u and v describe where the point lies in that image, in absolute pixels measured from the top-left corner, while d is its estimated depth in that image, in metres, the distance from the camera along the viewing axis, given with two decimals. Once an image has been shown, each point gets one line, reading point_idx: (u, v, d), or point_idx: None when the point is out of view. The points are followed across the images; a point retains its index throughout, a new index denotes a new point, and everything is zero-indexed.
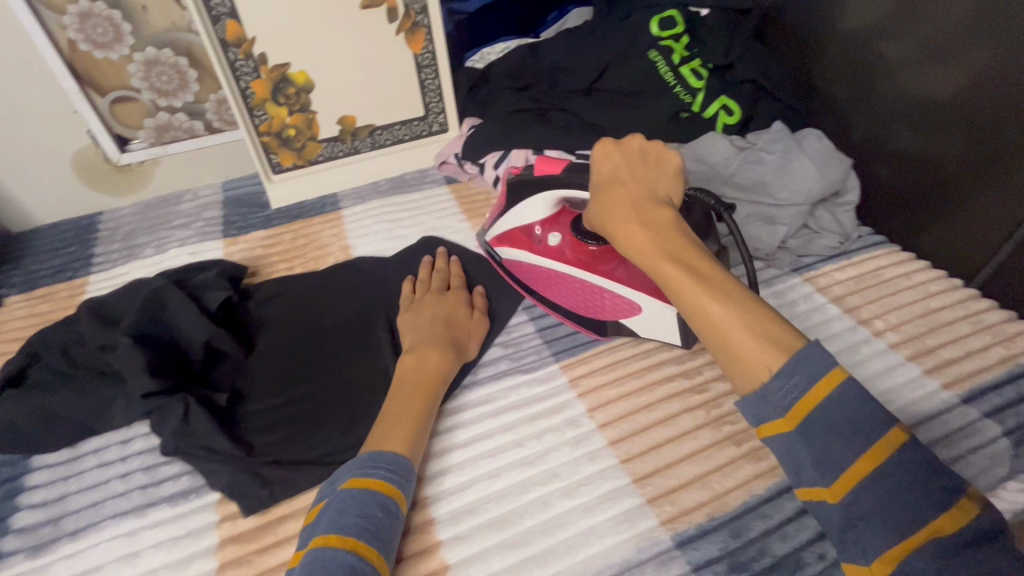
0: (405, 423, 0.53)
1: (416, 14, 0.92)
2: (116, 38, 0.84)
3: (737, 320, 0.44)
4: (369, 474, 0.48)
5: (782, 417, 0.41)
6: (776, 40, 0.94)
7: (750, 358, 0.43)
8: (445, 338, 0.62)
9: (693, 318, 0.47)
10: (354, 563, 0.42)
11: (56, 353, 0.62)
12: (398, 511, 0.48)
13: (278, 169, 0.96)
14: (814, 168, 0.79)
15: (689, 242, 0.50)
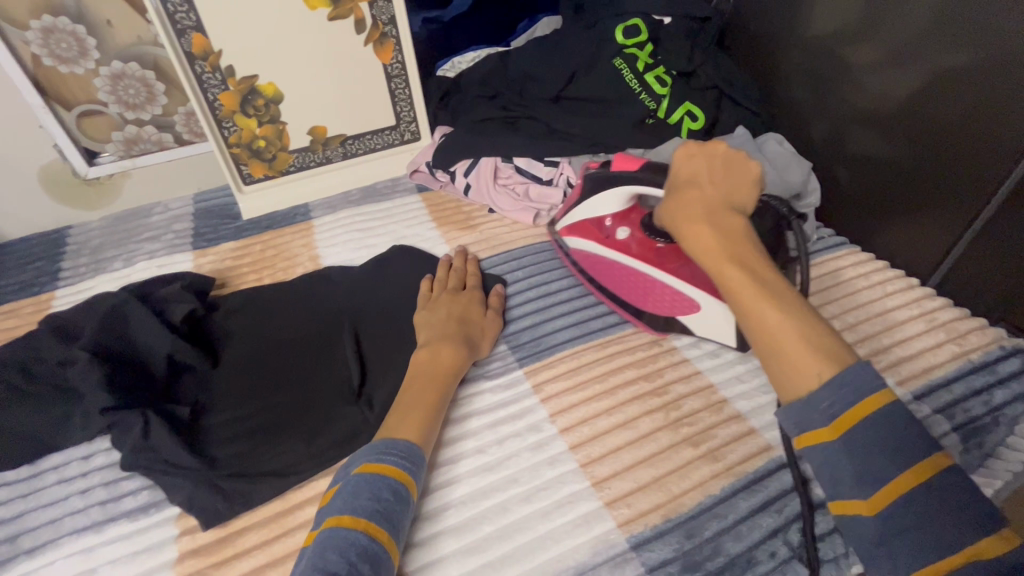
0: (417, 413, 0.55)
1: (384, 25, 0.93)
2: (81, 52, 0.84)
3: (787, 324, 0.46)
4: (382, 459, 0.50)
5: (825, 425, 0.41)
6: (738, 49, 0.97)
7: (801, 365, 0.44)
8: (462, 335, 0.64)
9: (746, 322, 0.49)
10: (365, 544, 0.44)
11: (17, 370, 0.62)
12: (411, 497, 0.49)
13: (249, 180, 0.96)
14: (775, 171, 0.80)
15: (754, 251, 0.52)
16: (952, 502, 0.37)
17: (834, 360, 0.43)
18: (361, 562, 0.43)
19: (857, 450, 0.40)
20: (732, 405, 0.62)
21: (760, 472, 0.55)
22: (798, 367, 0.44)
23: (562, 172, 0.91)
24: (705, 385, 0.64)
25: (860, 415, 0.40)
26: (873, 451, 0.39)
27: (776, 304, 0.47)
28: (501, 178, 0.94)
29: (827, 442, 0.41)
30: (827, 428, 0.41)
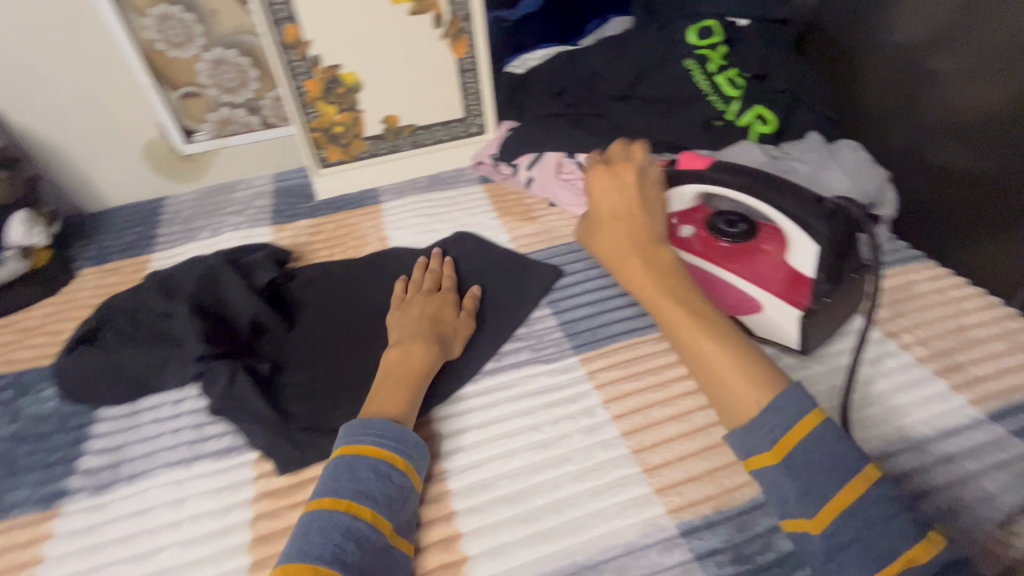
0: (386, 414, 0.55)
1: (460, 21, 0.97)
2: (188, 38, 0.92)
3: (718, 355, 0.53)
4: (362, 439, 0.51)
5: (767, 450, 0.47)
6: (817, 53, 0.95)
7: (738, 394, 0.51)
8: (432, 335, 0.63)
9: (682, 347, 0.56)
10: (348, 524, 0.46)
11: (124, 319, 0.69)
12: (395, 470, 0.50)
13: (325, 163, 1.02)
14: (849, 179, 0.79)
15: (682, 281, 0.61)
16: (885, 515, 0.43)
17: (766, 385, 0.50)
18: (347, 541, 0.45)
19: (797, 468, 0.45)
20: None
21: None
22: (734, 395, 0.51)
23: None
24: None
25: (799, 437, 0.46)
26: (812, 471, 0.45)
27: (711, 337, 0.54)
28: (563, 174, 0.95)
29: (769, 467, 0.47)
30: (766, 454, 0.47)
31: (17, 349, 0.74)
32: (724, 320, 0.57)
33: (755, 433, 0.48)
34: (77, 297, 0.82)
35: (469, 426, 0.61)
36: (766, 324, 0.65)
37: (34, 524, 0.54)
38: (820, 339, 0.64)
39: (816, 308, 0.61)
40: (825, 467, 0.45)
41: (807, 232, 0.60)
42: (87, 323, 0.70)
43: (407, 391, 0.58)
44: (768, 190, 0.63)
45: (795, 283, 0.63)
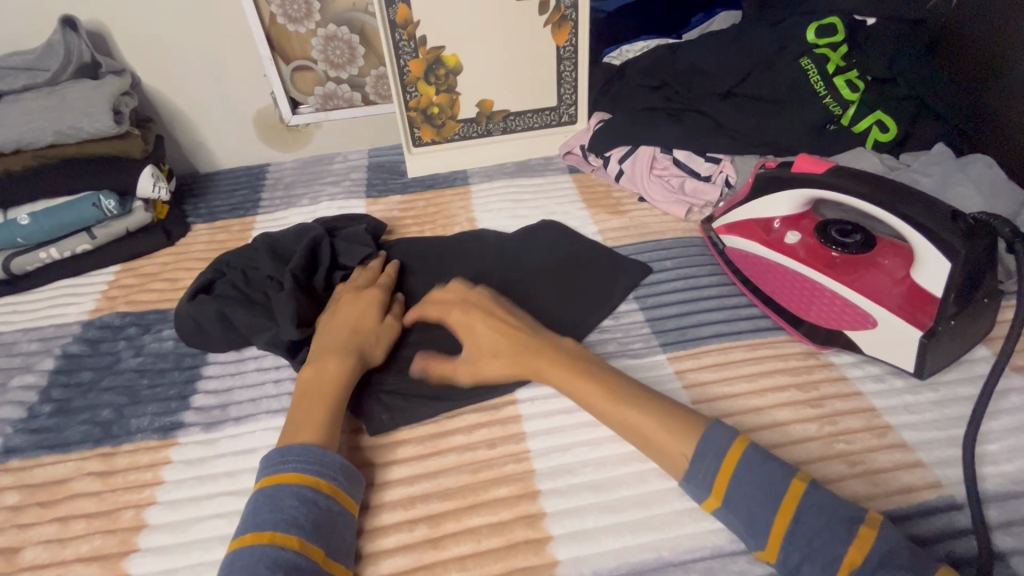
0: (306, 431, 0.53)
1: (566, 8, 0.97)
2: (307, 14, 0.96)
3: (640, 441, 0.52)
4: (280, 468, 0.50)
5: (708, 496, 0.48)
6: (948, 56, 0.88)
7: (669, 468, 0.50)
8: (342, 347, 0.60)
9: (628, 436, 0.52)
10: (274, 555, 0.44)
11: (236, 273, 0.73)
12: (319, 494, 0.49)
13: (418, 142, 1.04)
14: (979, 196, 0.74)
15: (576, 364, 0.57)
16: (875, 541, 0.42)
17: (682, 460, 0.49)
18: (273, 571, 0.43)
19: (740, 501, 0.46)
20: (897, 432, 0.57)
21: (922, 507, 0.52)
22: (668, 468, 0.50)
23: (722, 170, 0.90)
24: (866, 406, 0.60)
25: (727, 477, 0.47)
26: (754, 506, 0.45)
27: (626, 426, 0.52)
28: (656, 169, 0.93)
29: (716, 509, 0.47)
30: (710, 499, 0.48)
31: (138, 292, 0.80)
32: (608, 390, 0.54)
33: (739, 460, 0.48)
34: (190, 251, 0.89)
35: (551, 410, 0.60)
36: (878, 343, 0.61)
37: (154, 450, 0.59)
38: (939, 365, 0.60)
39: (940, 330, 0.57)
40: (758, 499, 0.45)
41: (945, 251, 0.56)
42: (203, 273, 0.74)
43: (324, 412, 0.54)
44: (894, 198, 0.58)
45: (918, 302, 0.59)
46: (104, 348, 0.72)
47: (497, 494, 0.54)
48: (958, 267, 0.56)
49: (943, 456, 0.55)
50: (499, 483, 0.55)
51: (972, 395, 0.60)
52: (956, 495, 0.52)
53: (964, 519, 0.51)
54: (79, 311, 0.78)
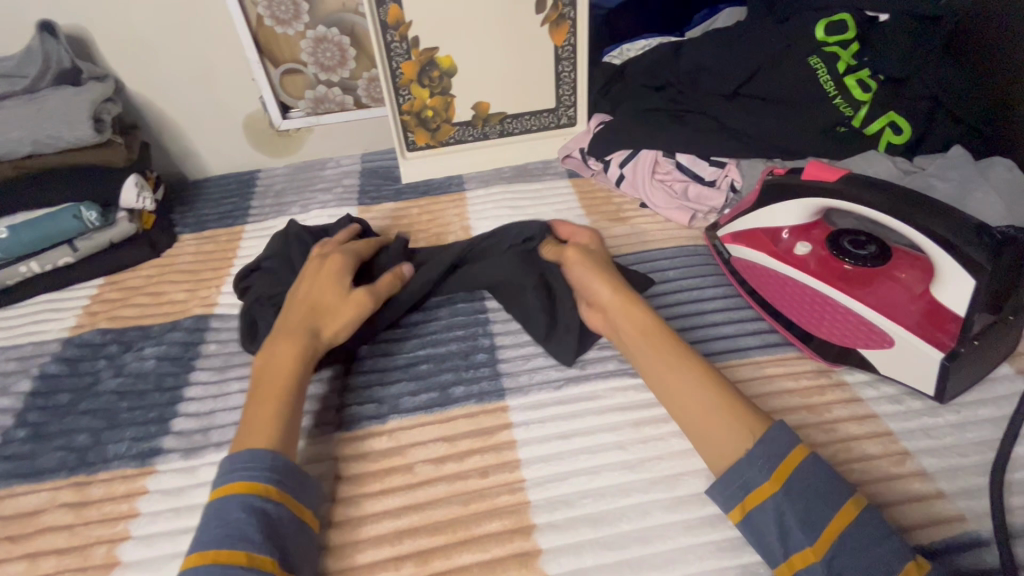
0: (257, 425, 0.51)
1: (564, 6, 0.93)
2: (295, 15, 0.93)
3: (709, 412, 0.51)
4: (228, 479, 0.47)
5: (767, 480, 0.46)
6: (963, 53, 0.84)
7: (728, 447, 0.49)
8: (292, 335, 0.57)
9: (693, 422, 0.52)
10: (220, 573, 0.41)
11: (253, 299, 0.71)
12: (269, 502, 0.46)
13: (413, 147, 1.00)
14: (1001, 202, 0.70)
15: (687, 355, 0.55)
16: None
17: (751, 435, 0.49)
18: None
19: (800, 497, 0.45)
20: (915, 459, 0.54)
21: (944, 544, 0.48)
22: (723, 448, 0.49)
23: (726, 174, 0.86)
24: (882, 431, 0.57)
25: (791, 467, 0.46)
26: (819, 500, 0.45)
27: (695, 400, 0.52)
28: (658, 173, 0.90)
29: (772, 496, 0.46)
30: (767, 485, 0.46)
31: (121, 307, 0.77)
32: (698, 359, 0.55)
33: (758, 462, 0.47)
34: (176, 262, 0.86)
35: (548, 435, 0.58)
36: (893, 363, 0.58)
37: (131, 478, 0.57)
38: (960, 388, 0.56)
39: (963, 351, 0.53)
40: (825, 493, 0.45)
41: (968, 267, 0.52)
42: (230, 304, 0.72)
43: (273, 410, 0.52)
44: (912, 209, 0.54)
45: (939, 321, 0.56)
46: (83, 367, 0.69)
47: (490, 529, 0.51)
48: (982, 284, 0.52)
49: (966, 485, 0.52)
50: (491, 517, 0.52)
51: (995, 417, 0.57)
52: (980, 529, 0.49)
53: (989, 556, 0.47)
54: (60, 328, 0.75)
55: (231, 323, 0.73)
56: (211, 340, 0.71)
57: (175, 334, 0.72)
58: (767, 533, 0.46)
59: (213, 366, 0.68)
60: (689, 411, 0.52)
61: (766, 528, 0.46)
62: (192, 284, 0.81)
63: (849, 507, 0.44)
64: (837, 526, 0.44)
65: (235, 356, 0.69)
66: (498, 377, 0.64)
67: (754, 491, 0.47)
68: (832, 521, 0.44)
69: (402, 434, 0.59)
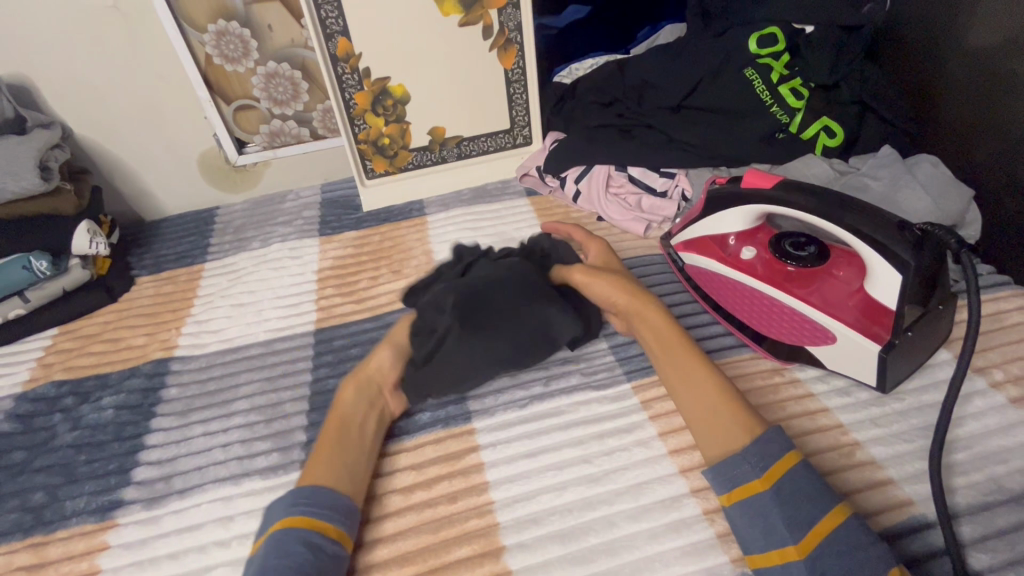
0: (326, 459, 0.53)
1: (510, 31, 0.96)
2: (244, 53, 0.93)
3: (713, 411, 0.54)
4: (292, 511, 0.48)
5: (758, 477, 0.48)
6: (887, 58, 0.90)
7: (729, 438, 0.52)
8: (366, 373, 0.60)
9: (699, 420, 0.55)
10: None
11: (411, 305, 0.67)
12: (327, 539, 0.48)
13: (372, 175, 1.01)
14: (928, 197, 0.74)
15: (697, 356, 0.58)
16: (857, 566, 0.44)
17: (749, 433, 0.51)
18: None
19: (788, 497, 0.47)
20: (865, 449, 0.57)
21: (895, 529, 0.51)
22: (724, 437, 0.52)
23: (677, 184, 0.90)
24: (834, 424, 0.59)
25: (784, 469, 0.48)
26: (806, 501, 0.46)
27: (708, 390, 0.55)
28: (613, 187, 0.93)
29: (761, 492, 0.48)
30: (757, 482, 0.48)
31: (77, 356, 0.76)
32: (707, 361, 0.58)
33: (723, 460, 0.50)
34: (134, 306, 0.84)
35: (515, 453, 0.58)
36: (838, 357, 0.61)
37: (91, 534, 0.56)
38: (900, 377, 0.59)
39: (898, 342, 0.56)
40: (814, 497, 0.47)
41: (895, 263, 0.56)
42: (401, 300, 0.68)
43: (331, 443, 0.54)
44: (843, 211, 0.58)
45: (875, 315, 0.58)
46: (38, 423, 0.67)
47: (459, 555, 0.51)
48: (908, 278, 0.55)
49: (913, 471, 0.54)
50: (460, 543, 0.52)
51: (937, 402, 0.60)
52: (927, 512, 0.51)
53: (936, 538, 0.50)
54: (12, 383, 0.73)
55: (191, 365, 0.73)
56: (172, 384, 0.70)
57: (134, 381, 0.71)
58: (753, 525, 0.47)
59: (175, 411, 0.67)
60: (696, 402, 0.55)
61: (753, 520, 0.47)
62: (151, 327, 0.79)
63: (837, 511, 0.46)
64: (825, 528, 0.45)
65: (196, 399, 0.68)
66: (464, 400, 0.64)
67: (745, 484, 0.49)
68: (820, 522, 0.45)
69: None
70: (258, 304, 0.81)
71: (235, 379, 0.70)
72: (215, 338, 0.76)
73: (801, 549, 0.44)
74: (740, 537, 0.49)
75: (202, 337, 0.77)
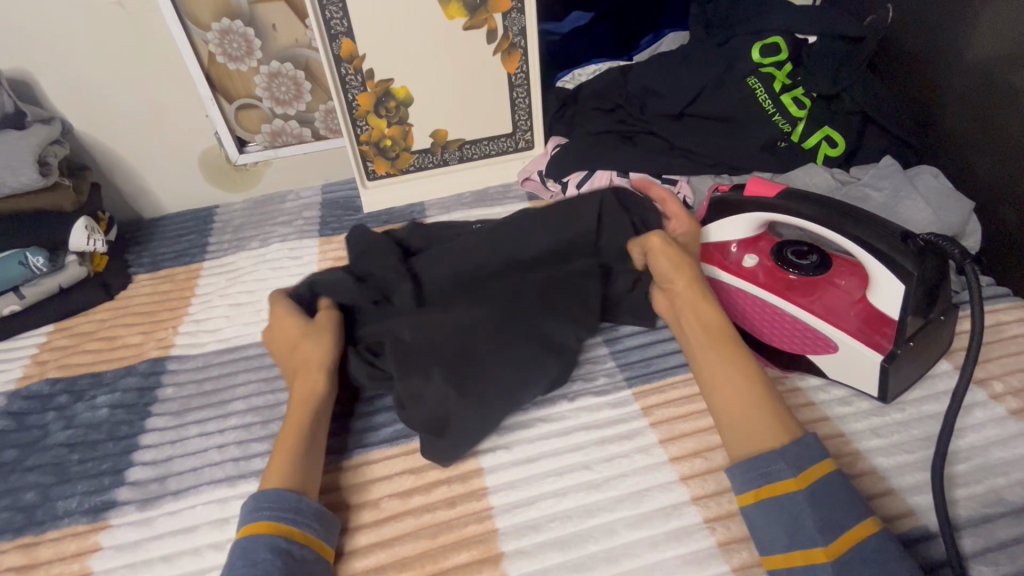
0: (286, 452, 0.53)
1: (514, 36, 0.96)
2: (247, 52, 0.93)
3: (755, 412, 0.53)
4: (256, 517, 0.48)
5: (795, 476, 0.48)
6: (889, 69, 0.91)
7: (767, 439, 0.51)
8: (306, 362, 0.59)
9: (739, 419, 0.53)
10: None
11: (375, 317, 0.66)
12: (293, 543, 0.47)
13: (373, 176, 1.01)
14: (928, 208, 0.74)
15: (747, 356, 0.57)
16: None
17: (779, 440, 0.51)
18: None
19: (818, 501, 0.47)
20: (866, 459, 0.56)
21: (896, 540, 0.50)
22: (759, 437, 0.51)
23: (679, 190, 0.89)
24: (835, 433, 0.59)
25: (822, 473, 0.48)
26: (838, 508, 0.46)
27: (755, 389, 0.54)
28: None
29: (795, 491, 0.47)
30: (792, 480, 0.48)
31: (71, 354, 0.75)
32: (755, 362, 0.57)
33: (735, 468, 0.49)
34: (130, 304, 0.83)
35: (515, 459, 0.58)
36: (840, 367, 0.61)
37: (84, 535, 0.55)
38: (901, 387, 0.59)
39: (900, 352, 0.56)
40: (847, 504, 0.47)
41: (898, 273, 0.56)
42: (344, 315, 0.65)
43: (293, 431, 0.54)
44: (846, 220, 0.58)
45: (876, 324, 0.58)
46: (31, 421, 0.66)
47: (459, 562, 0.51)
48: (911, 289, 0.55)
49: (914, 482, 0.54)
50: (458, 548, 0.51)
51: (937, 413, 0.60)
52: (928, 523, 0.51)
53: (937, 549, 0.50)
54: (5, 380, 0.72)
55: (188, 365, 0.72)
56: (168, 383, 0.70)
57: (130, 380, 0.70)
58: (777, 523, 0.47)
59: (171, 411, 0.66)
60: (739, 399, 0.54)
61: (781, 519, 0.47)
62: (147, 326, 0.79)
63: (867, 522, 0.46)
64: (854, 535, 0.45)
65: (193, 399, 0.67)
66: None
67: (776, 482, 0.48)
68: (849, 529, 0.45)
69: (369, 468, 0.58)
70: (256, 304, 0.80)
71: (233, 380, 0.69)
72: (213, 338, 0.76)
73: (829, 552, 0.44)
74: (759, 533, 0.49)
75: (199, 337, 0.76)
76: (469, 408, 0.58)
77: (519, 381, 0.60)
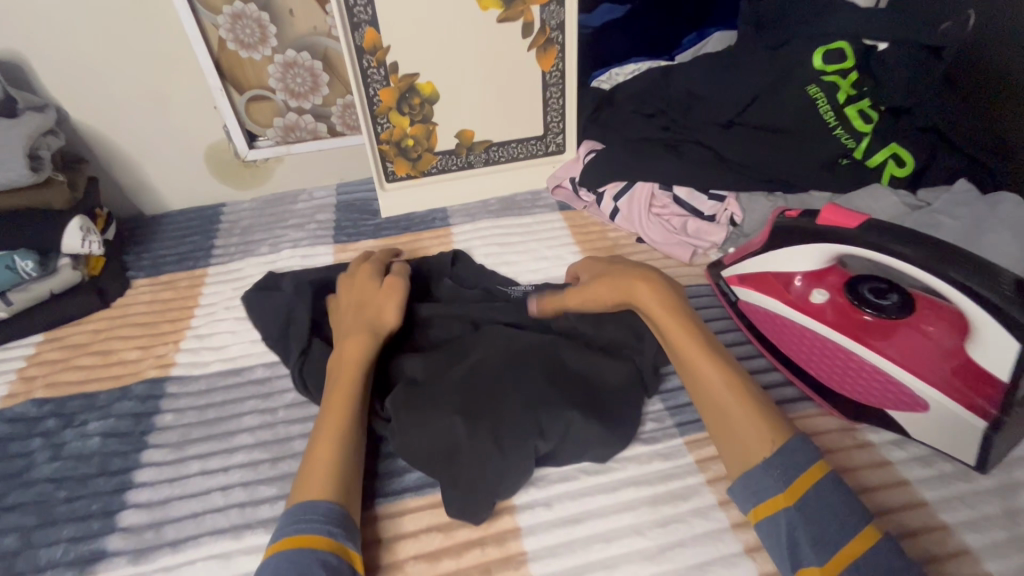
0: (327, 466, 0.47)
1: (552, 30, 0.88)
2: (261, 39, 0.85)
3: (735, 416, 0.49)
4: (305, 529, 0.43)
5: (780, 492, 0.44)
6: (961, 78, 0.83)
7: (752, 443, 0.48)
8: (355, 299, 0.61)
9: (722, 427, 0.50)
10: None
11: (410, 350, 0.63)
12: (344, 562, 0.42)
13: (392, 178, 0.93)
14: (1014, 243, 0.67)
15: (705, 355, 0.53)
16: None
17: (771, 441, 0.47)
18: None
19: (809, 517, 0.43)
20: (956, 534, 0.50)
21: None
22: (744, 444, 0.48)
23: (726, 208, 0.82)
24: (917, 500, 0.53)
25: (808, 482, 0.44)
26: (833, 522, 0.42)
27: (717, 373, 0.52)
28: (655, 208, 0.85)
29: (783, 509, 0.44)
30: (779, 497, 0.44)
31: (61, 370, 0.68)
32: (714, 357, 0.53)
33: None
34: (128, 313, 0.76)
35: (558, 518, 0.52)
36: (927, 427, 0.54)
37: None
38: (1004, 453, 0.52)
39: (1007, 419, 0.49)
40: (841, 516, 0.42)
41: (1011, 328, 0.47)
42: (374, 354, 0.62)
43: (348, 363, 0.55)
44: (946, 264, 0.50)
45: (977, 383, 0.51)
46: (13, 449, 0.60)
47: None
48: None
49: (1014, 566, 0.48)
50: None
51: None
52: None
53: None
54: None
55: (189, 388, 0.65)
56: (166, 409, 0.63)
57: (125, 404, 0.63)
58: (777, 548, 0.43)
59: (169, 442, 0.60)
60: (713, 406, 0.51)
61: (776, 542, 0.44)
62: (145, 340, 0.72)
63: (865, 534, 0.42)
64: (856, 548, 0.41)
65: (194, 429, 0.61)
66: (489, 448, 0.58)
67: (788, 492, 0.44)
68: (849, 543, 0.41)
69: (389, 523, 0.52)
70: None
71: (238, 408, 0.63)
72: (217, 357, 0.69)
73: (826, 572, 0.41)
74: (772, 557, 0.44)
75: (202, 355, 0.69)
76: (488, 448, 0.52)
77: (533, 420, 0.53)
